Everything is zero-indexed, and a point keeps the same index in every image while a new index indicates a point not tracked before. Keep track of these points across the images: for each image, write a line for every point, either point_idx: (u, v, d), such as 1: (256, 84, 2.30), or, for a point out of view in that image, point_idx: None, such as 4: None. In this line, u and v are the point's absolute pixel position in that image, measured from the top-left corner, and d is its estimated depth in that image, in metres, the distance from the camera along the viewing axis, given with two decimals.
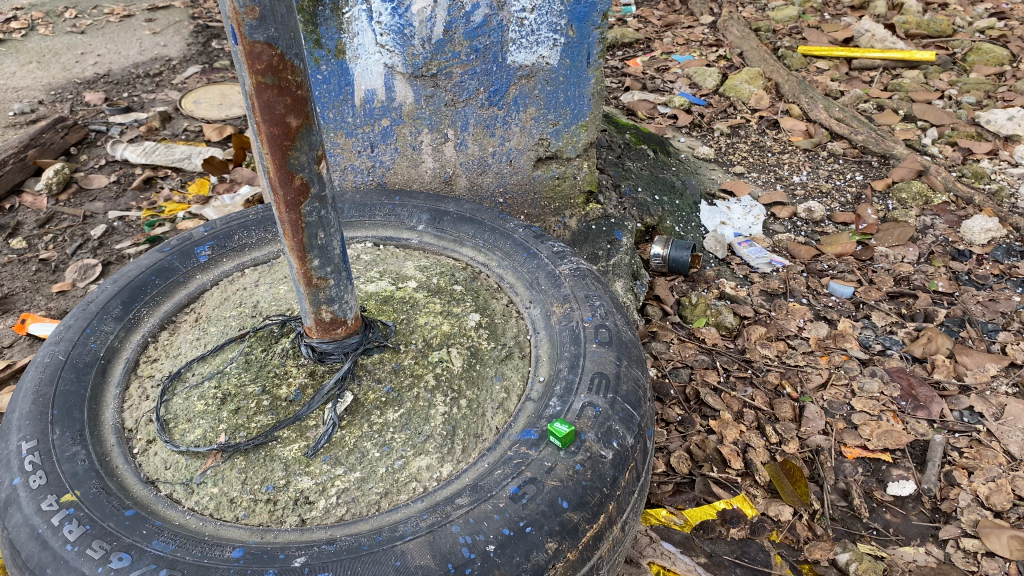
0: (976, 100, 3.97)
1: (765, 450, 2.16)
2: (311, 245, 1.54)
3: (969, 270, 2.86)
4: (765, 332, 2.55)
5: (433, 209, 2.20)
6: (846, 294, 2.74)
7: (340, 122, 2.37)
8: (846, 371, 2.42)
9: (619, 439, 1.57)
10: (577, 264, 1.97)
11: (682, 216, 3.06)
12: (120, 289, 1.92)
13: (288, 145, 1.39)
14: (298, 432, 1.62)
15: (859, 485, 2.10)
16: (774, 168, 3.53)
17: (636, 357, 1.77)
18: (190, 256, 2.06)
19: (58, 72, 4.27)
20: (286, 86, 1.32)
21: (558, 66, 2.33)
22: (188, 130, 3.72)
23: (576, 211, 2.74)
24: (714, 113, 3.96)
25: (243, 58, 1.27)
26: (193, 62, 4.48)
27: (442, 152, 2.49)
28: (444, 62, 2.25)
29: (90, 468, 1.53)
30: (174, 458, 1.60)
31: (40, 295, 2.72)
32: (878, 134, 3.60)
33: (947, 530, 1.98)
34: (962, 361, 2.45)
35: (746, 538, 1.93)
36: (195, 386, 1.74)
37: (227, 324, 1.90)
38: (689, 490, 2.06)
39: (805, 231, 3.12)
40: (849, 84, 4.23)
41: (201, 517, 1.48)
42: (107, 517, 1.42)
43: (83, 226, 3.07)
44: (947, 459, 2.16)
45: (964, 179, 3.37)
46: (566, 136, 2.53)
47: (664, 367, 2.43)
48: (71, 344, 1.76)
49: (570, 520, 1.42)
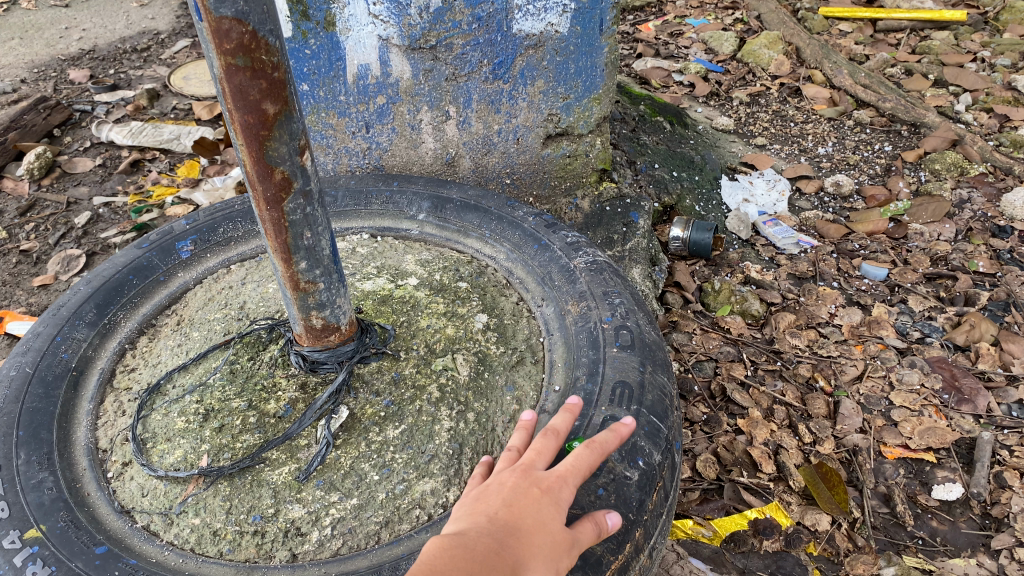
0: (1011, 62, 3.75)
1: (798, 452, 1.99)
2: (297, 246, 1.37)
3: (1012, 248, 2.67)
4: (794, 320, 2.38)
5: (435, 196, 2.03)
6: (880, 276, 2.56)
7: (332, 100, 2.19)
8: (883, 362, 2.25)
9: (646, 457, 1.40)
10: (592, 256, 1.81)
11: (702, 193, 2.87)
12: (94, 291, 1.76)
13: (265, 135, 1.21)
14: (288, 454, 1.46)
15: (902, 489, 1.93)
16: (798, 139, 3.33)
17: (661, 361, 1.60)
18: (171, 253, 1.90)
19: (41, 49, 4.07)
20: (260, 69, 1.14)
21: (568, 34, 2.13)
22: (177, 108, 3.53)
23: (589, 190, 2.56)
24: (732, 80, 3.75)
25: (209, 37, 1.08)
26: (182, 35, 4.28)
27: (444, 131, 2.30)
28: (443, 33, 2.05)
29: (59, 497, 1.37)
30: (152, 484, 1.44)
31: (20, 289, 2.56)
32: (908, 101, 3.39)
33: (1000, 538, 1.81)
34: (1008, 348, 2.27)
35: (781, 552, 1.77)
36: (175, 401, 1.58)
37: (212, 329, 1.73)
38: (717, 498, 1.90)
39: (833, 207, 2.93)
40: (874, 47, 4.00)
41: (180, 553, 1.33)
42: (75, 556, 1.27)
43: (67, 213, 2.90)
44: (996, 458, 1.99)
45: (1002, 149, 3.17)
46: (577, 111, 2.33)
47: (686, 360, 2.26)
48: (39, 355, 1.60)
49: (593, 553, 1.26)
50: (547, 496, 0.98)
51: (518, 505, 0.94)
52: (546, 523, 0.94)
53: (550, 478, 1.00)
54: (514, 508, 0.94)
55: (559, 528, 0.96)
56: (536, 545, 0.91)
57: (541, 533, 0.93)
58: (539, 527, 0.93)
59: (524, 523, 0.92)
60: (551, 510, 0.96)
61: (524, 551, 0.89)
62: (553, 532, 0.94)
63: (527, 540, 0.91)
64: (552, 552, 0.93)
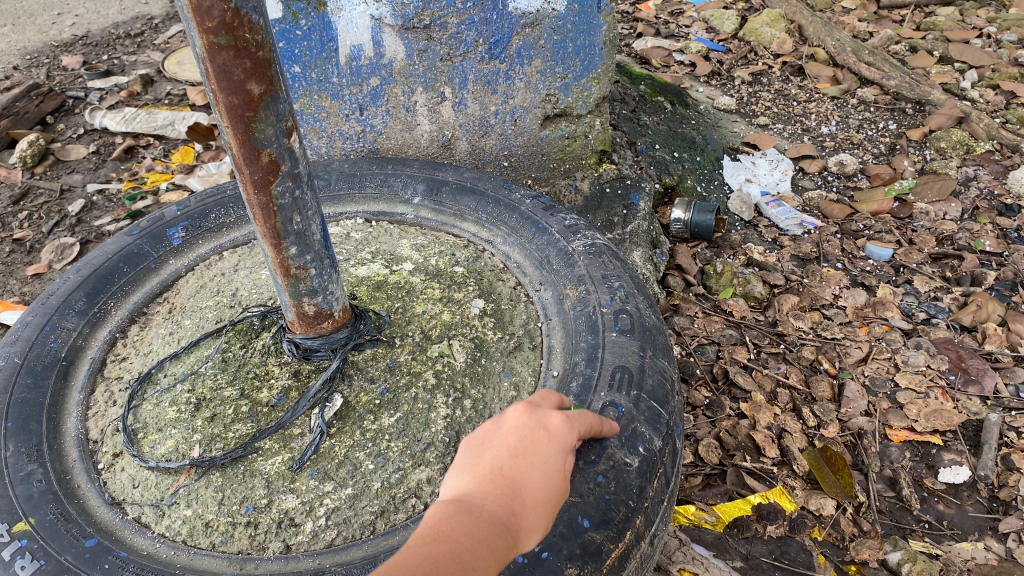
0: (1018, 37, 3.69)
1: (802, 435, 1.96)
2: (286, 231, 1.33)
3: (1019, 227, 2.64)
4: (798, 302, 2.34)
5: (430, 178, 1.99)
6: (885, 256, 2.52)
7: (324, 82, 2.15)
8: (888, 344, 2.22)
9: (646, 444, 1.37)
10: (591, 239, 1.77)
11: (704, 174, 2.82)
12: (83, 279, 1.73)
13: (251, 117, 1.17)
14: (281, 443, 1.43)
15: (908, 473, 1.90)
16: (801, 118, 3.28)
17: (661, 345, 1.57)
18: (162, 240, 1.87)
19: (33, 36, 4.02)
20: (244, 47, 1.10)
21: (565, 12, 2.08)
22: (171, 94, 3.49)
23: (588, 172, 2.52)
24: (734, 59, 3.69)
25: (189, 14, 1.04)
26: (176, 19, 4.22)
27: (440, 113, 2.26)
28: (438, 12, 2.01)
29: (48, 489, 1.35)
30: (143, 475, 1.41)
31: (13, 278, 2.53)
32: (913, 78, 3.33)
33: (1008, 522, 1.78)
34: (1015, 329, 2.24)
35: (785, 537, 1.74)
36: (166, 390, 1.55)
37: (203, 316, 1.70)
38: (720, 483, 1.88)
39: (837, 186, 2.89)
40: (878, 24, 3.95)
41: (172, 545, 1.31)
42: (65, 549, 1.25)
43: (60, 201, 2.87)
44: (1004, 440, 1.96)
45: (1009, 126, 3.12)
46: (575, 91, 2.29)
47: (688, 344, 2.23)
48: (28, 345, 1.57)
49: (592, 542, 1.23)
50: (549, 435, 0.94)
51: (524, 455, 0.90)
52: (550, 464, 0.92)
53: (551, 423, 0.96)
54: (523, 459, 0.90)
55: (564, 476, 0.93)
56: (541, 490, 0.89)
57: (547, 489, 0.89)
58: (545, 470, 0.90)
59: (529, 477, 0.88)
60: (555, 461, 0.93)
61: (527, 511, 0.85)
62: (556, 485, 0.91)
63: (533, 488, 0.88)
64: (553, 496, 0.90)
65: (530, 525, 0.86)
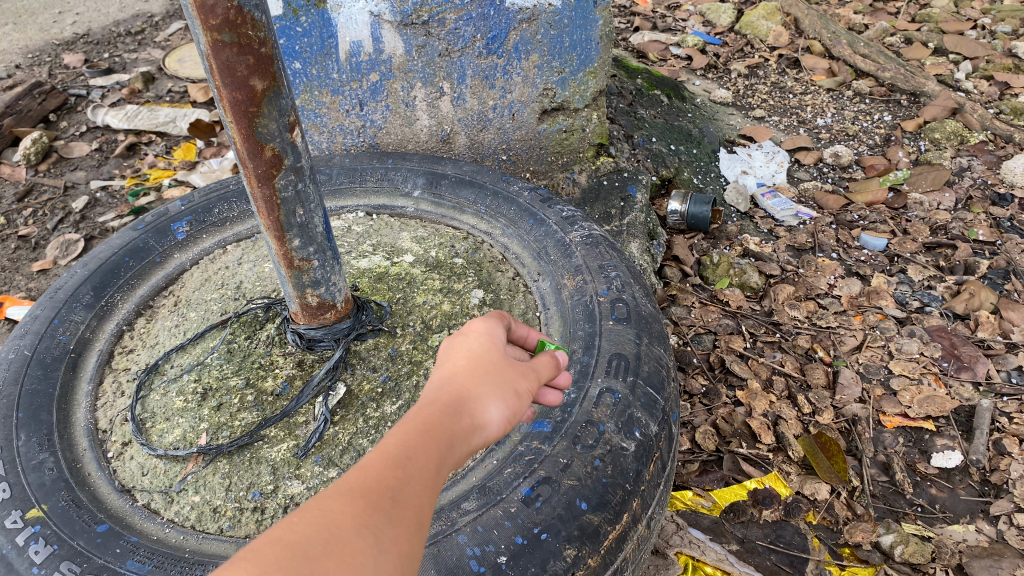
0: (1012, 29, 3.72)
1: (797, 422, 2.00)
2: (289, 223, 1.36)
3: (1011, 216, 2.67)
4: (793, 291, 2.37)
5: (430, 172, 2.02)
6: (879, 246, 2.56)
7: (324, 78, 2.18)
8: (882, 332, 2.25)
9: (642, 428, 1.40)
10: (588, 230, 1.81)
11: (700, 166, 2.86)
12: (90, 273, 1.76)
13: (254, 112, 1.20)
14: (286, 431, 1.47)
15: (901, 458, 1.94)
16: (797, 110, 3.31)
17: (657, 333, 1.60)
18: (166, 234, 1.90)
19: (35, 34, 4.05)
20: (247, 44, 1.13)
21: (561, 7, 2.11)
22: (172, 91, 3.52)
23: (586, 165, 2.55)
24: (731, 52, 3.72)
25: (194, 12, 1.07)
26: (176, 17, 4.25)
27: (438, 107, 2.29)
28: (436, 8, 2.04)
29: (60, 477, 1.38)
30: (152, 463, 1.45)
31: (19, 275, 2.56)
32: (907, 70, 3.36)
33: (999, 505, 1.82)
34: (1007, 316, 2.27)
35: (781, 521, 1.77)
36: (173, 380, 1.59)
37: (209, 309, 1.74)
38: (716, 469, 1.91)
39: (832, 177, 2.92)
40: (874, 16, 3.98)
41: (181, 530, 1.34)
42: (77, 534, 1.28)
43: (64, 198, 2.90)
44: (995, 425, 1.99)
45: (1002, 116, 3.16)
46: (572, 85, 2.32)
47: (685, 334, 2.26)
48: (37, 338, 1.61)
49: (590, 523, 1.26)
50: (478, 336, 0.91)
51: (451, 358, 0.87)
52: (489, 365, 0.87)
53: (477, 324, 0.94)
54: (446, 362, 0.87)
55: (502, 359, 0.88)
56: (482, 386, 0.84)
57: (478, 368, 0.86)
58: (484, 370, 0.86)
59: (458, 368, 0.85)
60: (485, 347, 0.89)
61: (464, 393, 0.82)
62: (491, 363, 0.87)
63: (470, 386, 0.83)
64: (501, 377, 0.86)
65: (482, 414, 0.82)
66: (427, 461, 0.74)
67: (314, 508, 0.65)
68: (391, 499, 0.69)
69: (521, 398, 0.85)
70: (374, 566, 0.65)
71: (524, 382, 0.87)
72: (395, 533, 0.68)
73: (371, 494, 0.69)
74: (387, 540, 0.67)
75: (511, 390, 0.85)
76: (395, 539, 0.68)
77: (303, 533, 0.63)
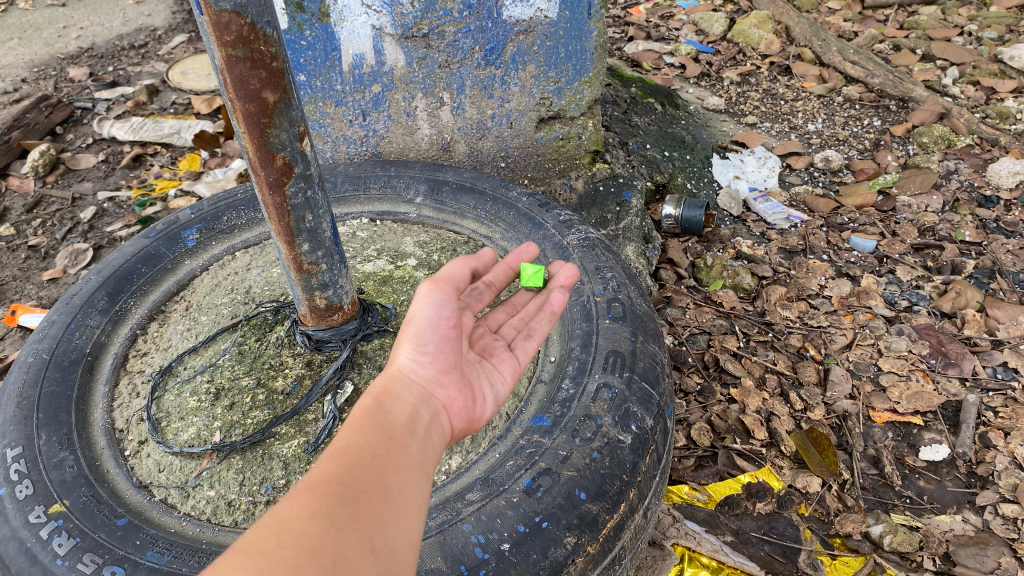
0: (998, 35, 3.81)
1: (790, 418, 2.06)
2: (299, 229, 1.43)
3: (998, 218, 2.74)
4: (785, 292, 2.44)
5: (431, 179, 2.09)
6: (869, 248, 2.63)
7: (328, 90, 2.25)
8: (872, 331, 2.32)
9: (638, 422, 1.47)
10: (585, 233, 1.88)
11: (693, 172, 2.93)
12: (105, 279, 1.82)
13: (266, 123, 1.27)
14: (297, 428, 1.54)
15: (890, 451, 1.99)
16: (788, 116, 3.38)
17: (652, 331, 1.67)
18: (177, 241, 1.96)
19: (40, 49, 4.12)
20: (260, 58, 1.19)
21: (557, 19, 2.18)
22: (176, 103, 3.59)
23: (582, 171, 2.62)
24: (723, 61, 3.80)
25: (209, 29, 1.14)
26: (179, 30, 4.32)
27: (439, 117, 2.36)
28: (435, 21, 2.11)
29: (80, 474, 1.43)
30: (168, 460, 1.51)
31: (30, 284, 2.62)
32: (896, 76, 3.44)
33: (984, 495, 1.88)
34: (993, 314, 2.34)
35: (774, 513, 1.83)
36: (187, 381, 1.66)
37: (219, 313, 1.81)
38: (712, 464, 1.97)
39: (822, 181, 2.99)
40: (863, 24, 4.06)
41: (198, 523, 1.40)
42: (98, 527, 1.33)
43: (72, 209, 2.96)
44: (981, 419, 2.05)
45: (989, 120, 3.23)
46: (568, 94, 2.39)
47: (680, 334, 2.33)
48: (55, 342, 1.66)
49: (589, 512, 1.32)
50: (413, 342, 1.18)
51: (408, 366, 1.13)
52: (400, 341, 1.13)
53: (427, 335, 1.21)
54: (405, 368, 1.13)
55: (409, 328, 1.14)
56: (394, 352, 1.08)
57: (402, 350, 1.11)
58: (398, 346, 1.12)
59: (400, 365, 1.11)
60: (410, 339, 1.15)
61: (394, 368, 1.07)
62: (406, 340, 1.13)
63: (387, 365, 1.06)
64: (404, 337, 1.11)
65: (398, 367, 1.05)
66: (363, 432, 0.89)
67: (269, 517, 0.75)
68: (338, 477, 0.81)
69: (422, 329, 1.09)
70: (336, 543, 0.74)
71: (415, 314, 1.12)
72: (350, 511, 0.78)
73: (317, 487, 0.79)
74: (344, 519, 0.77)
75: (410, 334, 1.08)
76: (351, 515, 0.78)
77: (257, 539, 0.72)
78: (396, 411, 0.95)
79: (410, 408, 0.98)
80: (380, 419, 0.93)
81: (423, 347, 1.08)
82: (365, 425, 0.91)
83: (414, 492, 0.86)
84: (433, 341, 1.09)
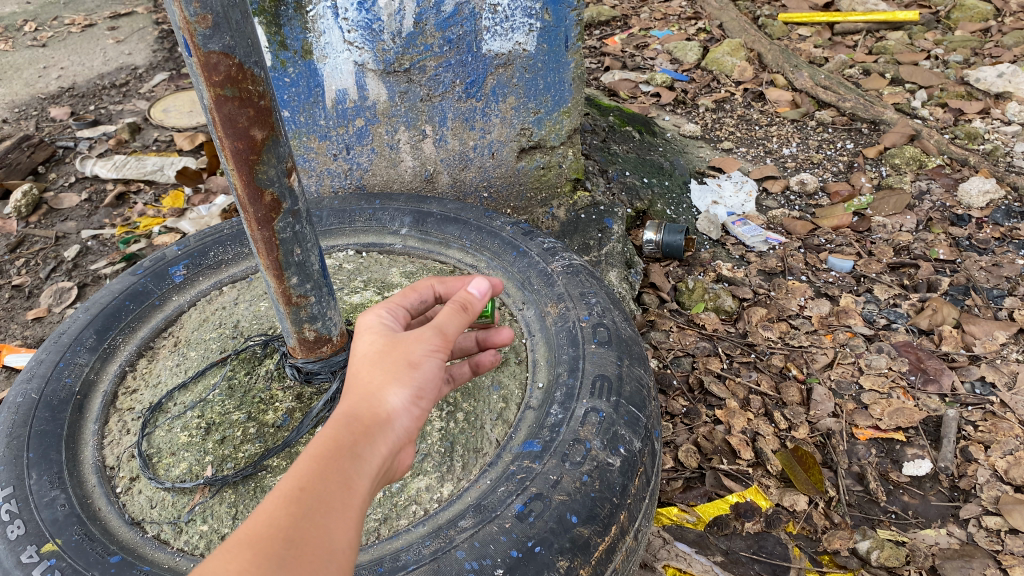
0: (963, 58, 3.93)
1: (775, 438, 2.08)
2: (288, 262, 1.44)
3: (970, 236, 2.82)
4: (766, 313, 2.49)
5: (416, 211, 2.13)
6: (846, 268, 2.68)
7: (312, 125, 2.28)
8: (852, 349, 2.36)
9: (627, 444, 1.49)
10: (568, 260, 1.92)
11: (672, 198, 2.97)
12: (92, 318, 1.84)
13: (255, 159, 1.29)
14: (289, 460, 1.55)
15: (874, 468, 2.02)
16: (763, 141, 3.45)
17: (637, 355, 1.69)
18: (164, 278, 1.98)
19: (20, 89, 4.15)
20: (247, 97, 1.21)
21: (535, 52, 2.24)
22: (159, 140, 3.61)
23: (564, 200, 2.67)
24: (698, 88, 3.88)
25: (198, 70, 1.16)
26: (160, 68, 4.36)
27: (421, 149, 2.40)
28: (416, 56, 2.15)
29: (71, 513, 1.43)
30: (160, 496, 1.52)
31: (14, 324, 2.62)
32: (867, 100, 3.52)
33: (968, 508, 1.91)
34: (969, 330, 2.40)
35: (762, 532, 1.85)
36: (177, 417, 1.67)
37: (208, 348, 1.82)
38: (700, 485, 1.99)
39: (799, 204, 3.06)
40: (833, 50, 4.17)
41: (191, 557, 1.41)
42: (91, 565, 1.33)
43: (56, 247, 2.96)
44: (962, 433, 2.09)
45: (958, 141, 3.32)
46: (548, 124, 2.44)
47: (664, 357, 2.36)
48: (44, 381, 1.67)
49: (581, 535, 1.34)
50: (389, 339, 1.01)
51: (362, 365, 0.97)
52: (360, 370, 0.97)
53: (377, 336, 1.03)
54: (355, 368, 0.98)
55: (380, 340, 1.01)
56: (375, 381, 0.94)
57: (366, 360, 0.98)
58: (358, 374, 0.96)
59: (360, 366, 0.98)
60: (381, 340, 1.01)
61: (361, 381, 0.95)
62: (388, 346, 0.99)
63: (358, 395, 0.92)
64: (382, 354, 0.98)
65: (386, 407, 0.92)
66: (323, 485, 0.81)
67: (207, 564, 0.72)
68: (283, 546, 0.74)
69: (417, 367, 0.97)
70: None
71: (422, 345, 0.99)
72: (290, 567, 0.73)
73: (259, 544, 0.74)
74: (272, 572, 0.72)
75: (407, 366, 0.96)
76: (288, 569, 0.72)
77: None
78: (359, 459, 0.85)
79: (382, 460, 0.88)
80: (347, 465, 0.84)
81: (418, 389, 0.96)
82: (330, 475, 0.82)
83: (354, 550, 0.79)
84: (425, 380, 0.97)
